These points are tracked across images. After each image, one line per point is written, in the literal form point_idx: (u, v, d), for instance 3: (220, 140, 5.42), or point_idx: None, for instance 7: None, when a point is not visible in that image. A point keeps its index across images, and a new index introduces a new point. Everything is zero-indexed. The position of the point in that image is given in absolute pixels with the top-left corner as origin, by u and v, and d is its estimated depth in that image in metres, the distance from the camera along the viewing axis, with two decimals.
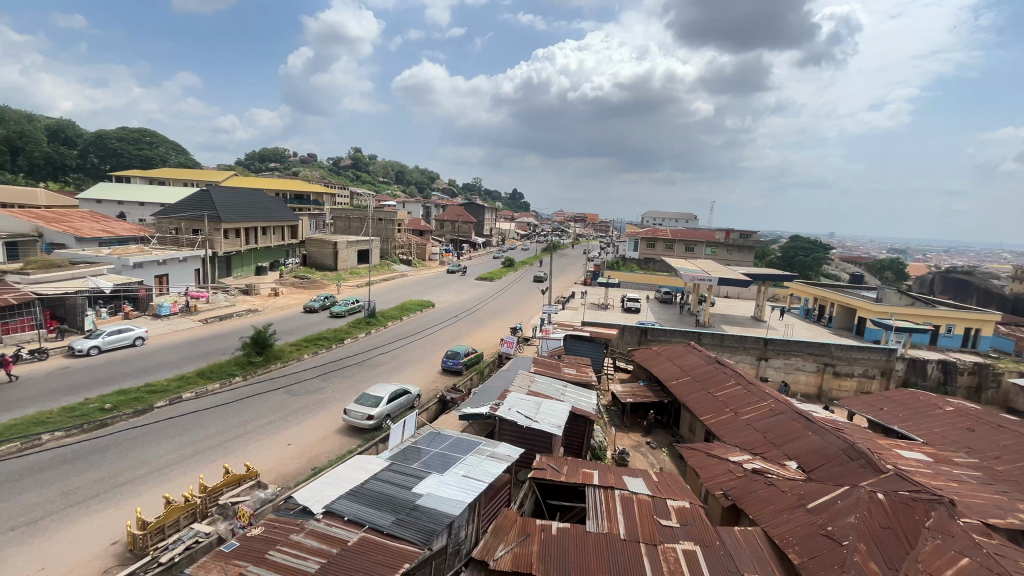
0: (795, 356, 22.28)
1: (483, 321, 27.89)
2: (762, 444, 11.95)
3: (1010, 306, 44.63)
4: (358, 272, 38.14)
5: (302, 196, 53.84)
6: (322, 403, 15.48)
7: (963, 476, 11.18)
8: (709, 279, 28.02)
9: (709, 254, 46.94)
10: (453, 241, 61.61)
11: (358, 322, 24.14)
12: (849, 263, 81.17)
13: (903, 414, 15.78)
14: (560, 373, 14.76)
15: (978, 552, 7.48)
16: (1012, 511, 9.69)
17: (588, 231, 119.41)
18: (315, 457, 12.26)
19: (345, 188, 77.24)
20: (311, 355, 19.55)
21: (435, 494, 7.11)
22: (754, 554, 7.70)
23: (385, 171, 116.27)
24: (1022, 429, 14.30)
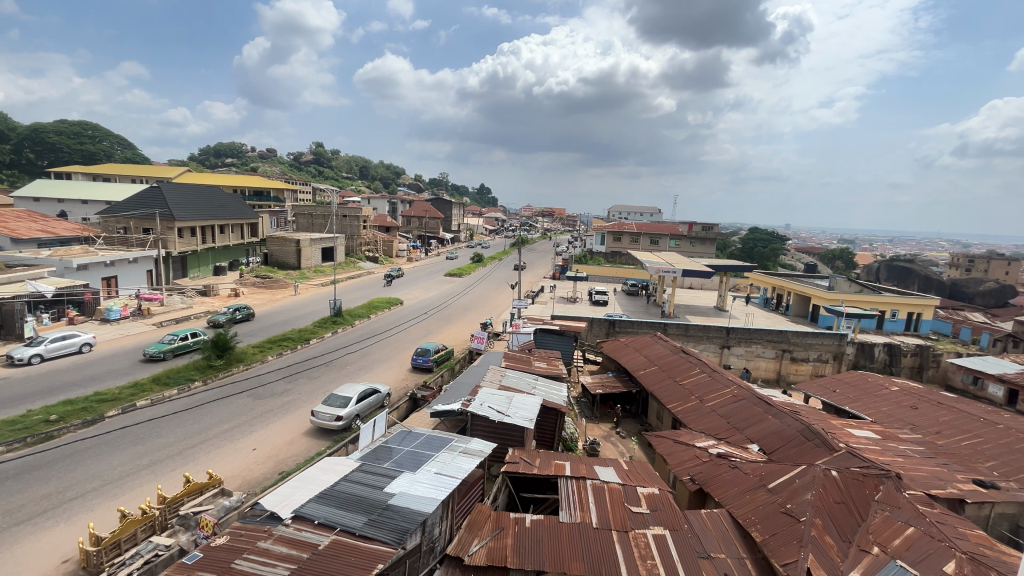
0: (755, 344, 23.23)
1: (452, 318, 27.72)
2: (725, 429, 12.40)
3: (946, 291, 47.97)
4: (322, 270, 37.13)
5: (262, 193, 52.02)
6: (287, 406, 15.03)
7: (908, 451, 11.96)
8: (673, 270, 28.78)
9: (673, 246, 48.33)
10: (420, 237, 60.94)
11: (324, 321, 23.59)
12: (804, 254, 85.29)
13: (854, 395, 16.73)
14: (530, 367, 14.86)
15: (921, 521, 8.00)
16: (951, 482, 10.44)
17: (555, 226, 120.40)
18: (281, 461, 11.93)
19: (307, 183, 75.02)
20: (275, 357, 18.96)
21: (408, 492, 7.05)
22: (719, 535, 8.01)
23: (349, 165, 113.72)
24: (959, 405, 15.40)
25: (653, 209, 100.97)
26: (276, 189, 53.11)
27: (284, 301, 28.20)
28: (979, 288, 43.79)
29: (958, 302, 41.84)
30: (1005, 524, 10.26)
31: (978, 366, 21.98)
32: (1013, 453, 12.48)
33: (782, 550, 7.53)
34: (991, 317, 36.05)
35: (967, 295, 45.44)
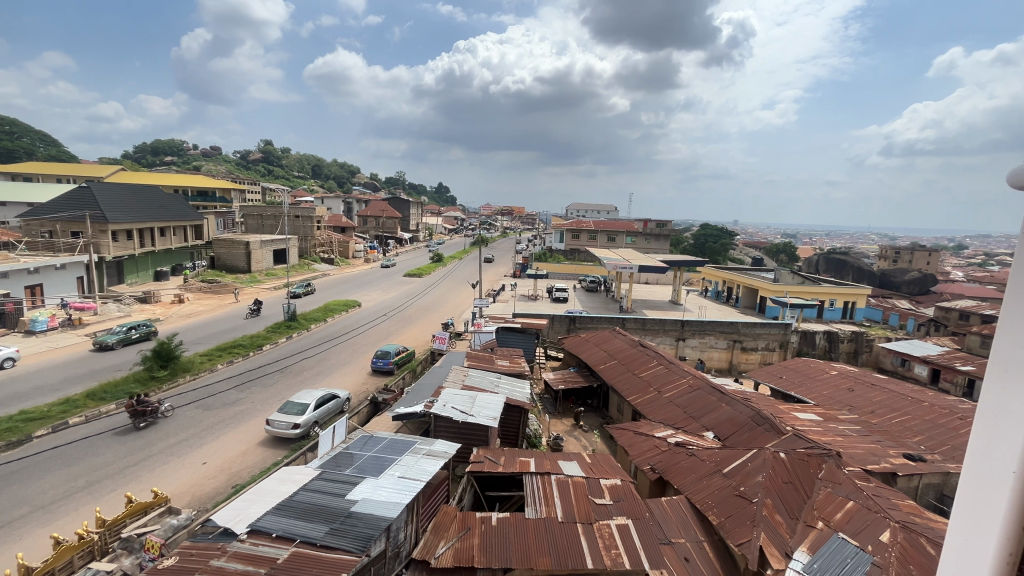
0: (709, 335, 24.24)
1: (413, 319, 27.33)
2: (683, 419, 12.88)
3: (877, 280, 51.84)
4: (274, 273, 35.63)
5: (206, 193, 49.39)
6: (239, 416, 14.36)
7: (847, 430, 12.83)
8: (630, 266, 29.54)
9: (629, 243, 49.63)
10: (378, 237, 59.58)
11: (277, 326, 22.70)
12: (752, 247, 89.36)
13: (798, 380, 17.79)
14: (493, 365, 14.88)
15: (860, 494, 8.50)
16: (884, 457, 11.30)
17: (515, 225, 120.78)
18: (234, 474, 11.37)
19: (256, 182, 71.83)
20: (226, 365, 18.07)
21: (371, 498, 6.89)
22: (679, 521, 8.32)
23: (301, 164, 109.74)
24: (890, 385, 16.66)
25: (609, 206, 102.43)
26: (222, 189, 50.55)
27: (232, 306, 26.73)
28: (904, 277, 47.61)
29: (886, 291, 45.40)
30: (931, 493, 11.16)
31: (906, 349, 23.88)
32: (938, 428, 13.58)
33: (736, 531, 7.93)
34: (916, 303, 39.24)
35: (894, 284, 49.31)
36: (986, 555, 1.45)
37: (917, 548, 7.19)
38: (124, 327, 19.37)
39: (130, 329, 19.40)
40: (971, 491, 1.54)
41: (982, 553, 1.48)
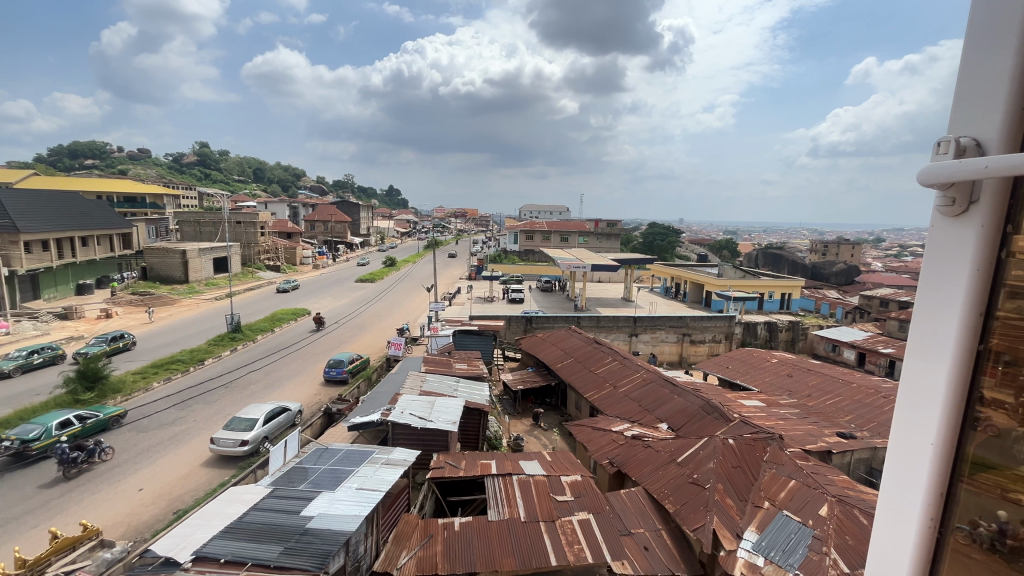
0: (659, 330, 25.09)
1: (367, 325, 26.65)
2: (638, 412, 13.28)
3: (808, 273, 55.50)
4: (215, 282, 33.53)
5: (134, 198, 45.84)
6: (180, 436, 13.45)
7: (787, 414, 13.69)
8: (583, 266, 30.12)
9: (582, 243, 50.59)
10: (326, 242, 57.50)
11: (220, 339, 21.42)
12: (697, 243, 92.73)
13: (743, 369, 18.79)
14: (451, 369, 14.72)
15: (801, 473, 9.08)
16: (820, 437, 12.16)
17: (469, 226, 120.21)
18: (175, 500, 10.64)
19: (191, 187, 67.76)
20: (162, 383, 16.80)
21: (328, 513, 6.63)
22: (638, 511, 8.58)
23: (241, 169, 104.06)
24: (824, 369, 17.91)
25: (560, 206, 104.13)
26: (151, 194, 47.07)
27: (168, 320, 24.85)
28: (832, 268, 51.20)
29: (816, 282, 48.86)
30: (862, 467, 12.08)
31: (835, 336, 25.72)
32: (865, 407, 14.74)
33: (691, 517, 8.26)
34: (843, 292, 42.44)
35: (824, 275, 53.05)
36: (910, 536, 1.42)
37: (852, 520, 7.75)
38: (24, 352, 17.21)
39: (33, 353, 17.33)
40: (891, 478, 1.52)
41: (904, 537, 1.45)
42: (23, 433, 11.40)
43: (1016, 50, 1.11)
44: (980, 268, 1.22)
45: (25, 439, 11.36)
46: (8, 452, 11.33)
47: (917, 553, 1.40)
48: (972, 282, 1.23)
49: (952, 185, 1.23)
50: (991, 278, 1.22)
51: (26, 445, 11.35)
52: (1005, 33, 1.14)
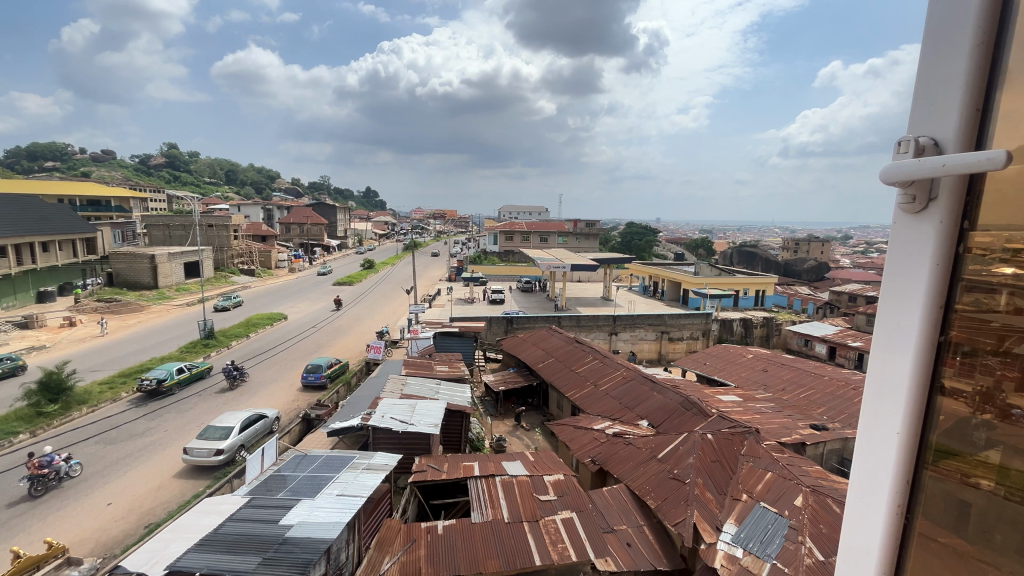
0: (639, 329, 25.40)
1: (346, 329, 26.29)
2: (619, 410, 13.41)
3: (781, 270, 56.93)
4: (187, 288, 32.53)
5: (98, 202, 44.17)
6: (151, 447, 13.00)
7: (763, 408, 14.03)
8: (563, 266, 30.26)
9: (561, 243, 50.88)
10: (302, 245, 56.42)
11: (192, 346, 20.83)
12: (674, 242, 93.99)
13: (720, 366, 19.16)
14: (432, 371, 14.62)
15: (777, 465, 9.31)
16: (795, 429, 12.49)
17: (449, 227, 119.64)
18: (146, 513, 10.27)
19: (159, 189, 65.50)
20: (131, 393, 16.19)
21: (308, 521, 6.50)
22: (620, 508, 8.69)
23: (212, 171, 101.24)
24: (798, 363, 18.38)
25: (539, 207, 104.53)
26: (117, 197, 45.48)
27: (131, 329, 23.63)
28: (804, 265, 52.40)
29: (789, 279, 50.07)
30: (834, 458, 12.46)
31: (807, 331, 26.44)
32: (837, 399, 15.19)
33: (672, 511, 8.39)
34: (814, 289, 43.62)
35: (796, 272, 54.49)
36: (878, 523, 1.47)
37: (825, 509, 7.98)
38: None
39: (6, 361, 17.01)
40: (861, 464, 1.58)
41: (873, 525, 1.50)
42: (156, 375, 15.98)
43: (969, 54, 1.17)
44: (939, 264, 1.27)
45: (159, 379, 15.98)
46: (145, 389, 15.82)
47: (886, 540, 1.45)
48: (934, 275, 1.28)
49: (913, 182, 1.28)
50: (951, 272, 1.27)
51: (161, 383, 15.98)
52: (956, 38, 1.19)
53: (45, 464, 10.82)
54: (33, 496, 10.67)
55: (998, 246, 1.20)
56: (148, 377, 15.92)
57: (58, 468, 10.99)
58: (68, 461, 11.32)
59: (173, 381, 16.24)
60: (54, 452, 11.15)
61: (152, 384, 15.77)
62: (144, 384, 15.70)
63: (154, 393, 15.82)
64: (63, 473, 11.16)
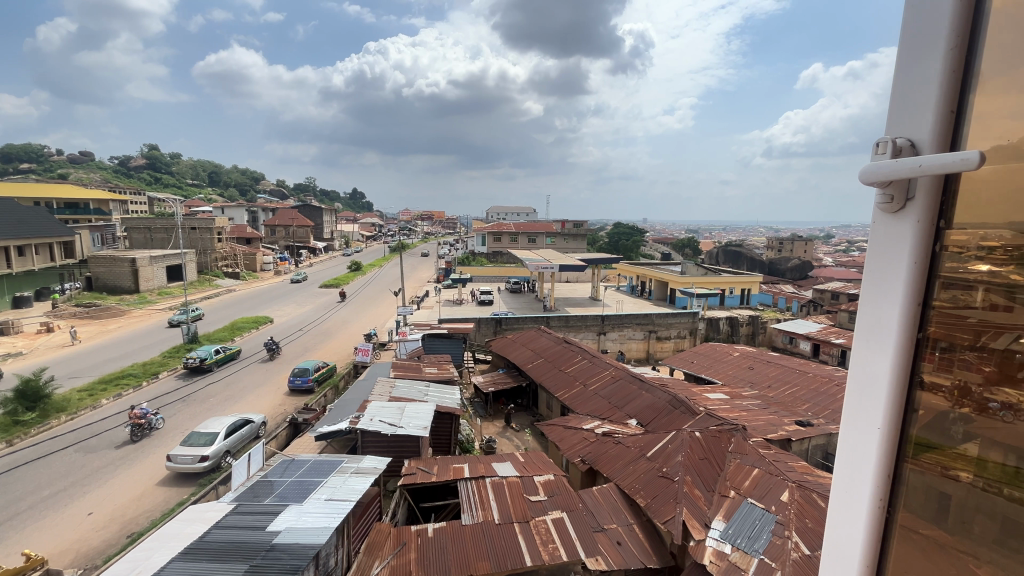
0: (627, 328, 25.55)
1: (333, 331, 26.05)
2: (607, 409, 13.48)
3: (766, 268, 57.77)
4: (169, 291, 31.93)
5: (76, 205, 43.17)
6: (133, 455, 12.73)
7: (750, 405, 14.21)
8: (551, 266, 30.32)
9: (549, 244, 51.05)
10: (288, 247, 55.77)
11: (175, 351, 20.49)
12: (661, 242, 94.80)
13: (707, 364, 19.36)
14: (420, 373, 14.54)
15: (763, 461, 9.44)
16: (781, 426, 12.68)
17: (437, 229, 119.32)
18: (129, 522, 10.06)
19: (139, 191, 64.10)
20: (112, 400, 15.86)
21: (296, 527, 6.41)
22: (610, 507, 8.74)
23: (194, 172, 99.39)
24: (783, 361, 18.66)
25: (527, 208, 104.85)
26: (96, 200, 44.50)
27: (101, 338, 22.51)
28: (787, 264, 53.30)
29: (773, 277, 50.89)
30: (819, 453, 12.68)
31: (792, 328, 26.87)
32: (821, 395, 15.46)
33: (661, 509, 8.46)
34: (798, 287, 44.38)
35: (781, 271, 55.34)
36: (860, 518, 1.50)
37: (811, 504, 8.11)
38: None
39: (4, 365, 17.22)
40: (844, 460, 1.61)
41: (855, 519, 1.53)
42: (198, 355, 18.76)
43: (942, 56, 1.21)
44: (916, 262, 1.30)
45: (201, 357, 18.78)
46: (189, 366, 18.60)
47: (867, 535, 1.48)
48: (910, 273, 1.31)
49: (890, 182, 1.31)
50: (928, 269, 1.30)
51: (203, 361, 18.78)
52: (929, 42, 1.23)
53: (142, 416, 13.61)
54: (133, 441, 13.46)
55: (973, 244, 1.23)
56: (192, 356, 18.68)
57: (151, 419, 13.81)
58: (155, 415, 14.08)
59: (212, 360, 19.00)
60: (146, 407, 13.96)
61: (197, 362, 18.54)
62: (189, 362, 18.47)
63: (198, 369, 18.56)
64: (154, 424, 14.00)
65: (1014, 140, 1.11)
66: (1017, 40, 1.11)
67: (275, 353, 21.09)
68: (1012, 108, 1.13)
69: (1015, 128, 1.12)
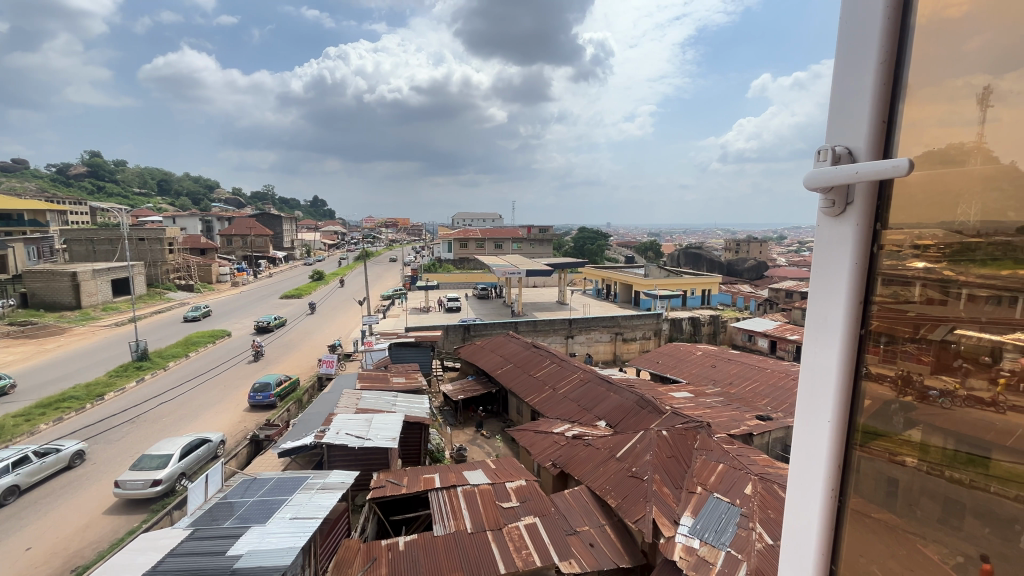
0: (594, 331, 25.90)
1: (296, 343, 25.25)
2: (577, 412, 13.60)
3: (724, 269, 59.88)
4: (114, 306, 30.09)
5: (8, 216, 40.10)
6: (79, 481, 11.96)
7: (713, 402, 14.66)
8: (518, 272, 30.37)
9: (516, 249, 51.31)
10: (245, 258, 53.69)
11: (122, 369, 19.25)
12: (624, 246, 96.74)
13: (673, 364, 19.84)
14: (388, 384, 14.23)
15: (727, 456, 9.75)
16: (742, 421, 13.14)
17: (401, 236, 117.74)
18: (73, 555, 9.37)
19: (79, 202, 60.10)
20: (51, 425, 14.77)
21: (259, 549, 6.14)
22: (582, 509, 8.81)
23: (142, 181, 94.32)
24: (743, 358, 19.35)
25: (492, 215, 105.36)
26: (31, 211, 41.45)
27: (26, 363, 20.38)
28: (744, 265, 55.53)
29: (731, 278, 52.89)
30: (778, 445, 13.22)
31: (750, 327, 27.98)
32: (778, 389, 16.14)
33: (632, 508, 8.57)
34: (754, 287, 46.23)
35: (738, 271, 57.45)
36: (814, 507, 1.57)
37: (773, 495, 8.44)
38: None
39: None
40: (798, 451, 1.68)
41: (810, 507, 1.60)
42: (265, 320, 27.27)
43: (874, 70, 1.29)
44: (858, 263, 1.37)
45: (267, 322, 27.38)
46: (260, 327, 27.20)
47: (822, 524, 1.55)
48: (853, 274, 1.39)
49: (831, 188, 1.38)
50: (868, 270, 1.37)
51: (268, 323, 27.52)
52: (863, 52, 1.31)
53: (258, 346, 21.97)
54: (256, 359, 22.09)
55: (909, 243, 1.31)
56: (261, 321, 27.12)
57: (263, 347, 22.88)
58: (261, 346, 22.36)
59: (274, 323, 27.59)
60: (259, 342, 23.02)
61: (265, 325, 27.18)
62: (260, 324, 26.99)
63: (266, 329, 27.28)
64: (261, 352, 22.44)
65: (941, 147, 1.23)
66: (939, 54, 1.21)
67: (313, 310, 32.64)
68: (937, 115, 1.24)
69: (942, 136, 1.23)
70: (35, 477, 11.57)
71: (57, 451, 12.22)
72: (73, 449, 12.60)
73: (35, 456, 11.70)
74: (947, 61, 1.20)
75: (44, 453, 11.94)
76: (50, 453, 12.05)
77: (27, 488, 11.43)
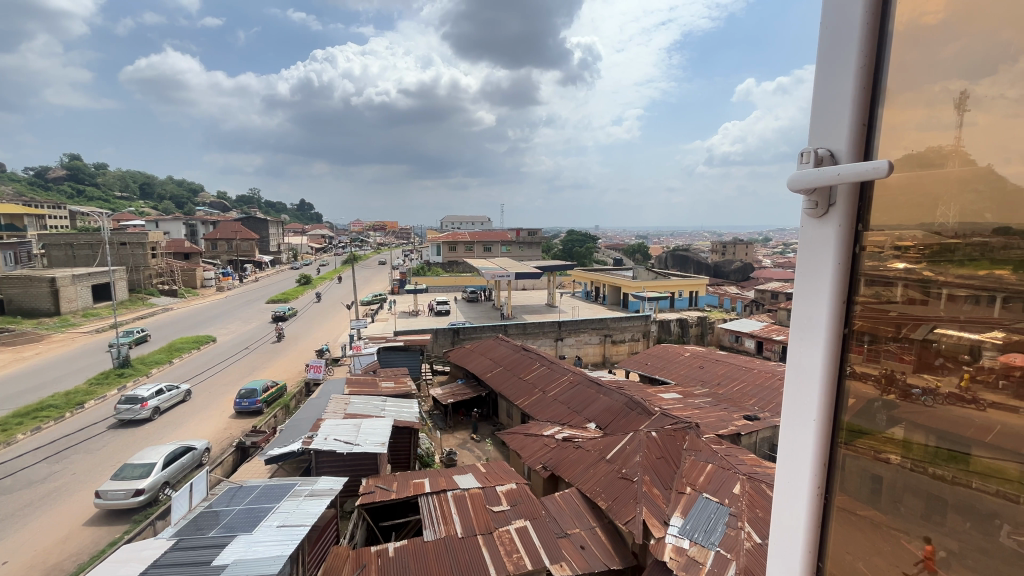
0: (584, 333, 25.99)
1: (284, 348, 25.04)
2: (567, 414, 13.62)
3: (711, 271, 60.46)
4: (95, 312, 29.45)
5: None
6: (58, 492, 11.62)
7: (701, 403, 14.79)
8: (508, 274, 30.35)
9: (505, 252, 51.23)
10: (231, 262, 52.94)
11: (102, 377, 18.83)
12: (612, 248, 97.33)
13: (662, 366, 19.96)
14: (377, 388, 14.11)
15: (715, 456, 9.85)
16: (730, 421, 13.28)
17: (390, 239, 117.04)
18: (52, 569, 9.11)
19: (57, 206, 58.61)
20: (28, 435, 14.36)
21: (246, 558, 6.04)
22: (572, 511, 8.81)
23: (124, 185, 92.50)
24: (730, 358, 19.55)
25: (480, 218, 105.37)
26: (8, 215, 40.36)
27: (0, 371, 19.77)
28: (730, 266, 56.17)
29: (717, 279, 53.54)
30: (765, 445, 13.39)
31: (737, 328, 28.33)
32: (765, 389, 16.33)
33: (622, 510, 8.59)
34: (741, 288, 46.76)
35: (725, 273, 58.06)
36: (800, 506, 1.59)
37: (761, 494, 8.56)
38: None
39: None
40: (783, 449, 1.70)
41: (795, 507, 1.62)
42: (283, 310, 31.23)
43: (854, 75, 1.31)
44: (840, 265, 1.39)
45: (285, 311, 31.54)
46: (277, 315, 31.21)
47: (809, 524, 1.56)
48: (836, 275, 1.40)
49: (815, 189, 1.40)
50: (849, 272, 1.40)
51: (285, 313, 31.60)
52: (843, 53, 1.33)
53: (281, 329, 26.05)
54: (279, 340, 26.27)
55: (888, 244, 1.34)
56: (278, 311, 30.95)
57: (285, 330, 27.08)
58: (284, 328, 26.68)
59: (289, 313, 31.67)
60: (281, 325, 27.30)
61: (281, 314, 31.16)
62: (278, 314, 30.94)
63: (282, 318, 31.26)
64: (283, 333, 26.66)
65: (921, 149, 1.25)
66: (916, 60, 1.23)
67: (320, 300, 37.19)
68: (917, 118, 1.26)
69: (920, 139, 1.25)
70: (167, 403, 16.48)
71: (177, 388, 17.06)
72: (185, 388, 17.48)
73: (166, 389, 16.56)
74: (923, 67, 1.23)
75: (169, 388, 16.79)
76: (173, 388, 16.86)
77: (163, 410, 16.34)
